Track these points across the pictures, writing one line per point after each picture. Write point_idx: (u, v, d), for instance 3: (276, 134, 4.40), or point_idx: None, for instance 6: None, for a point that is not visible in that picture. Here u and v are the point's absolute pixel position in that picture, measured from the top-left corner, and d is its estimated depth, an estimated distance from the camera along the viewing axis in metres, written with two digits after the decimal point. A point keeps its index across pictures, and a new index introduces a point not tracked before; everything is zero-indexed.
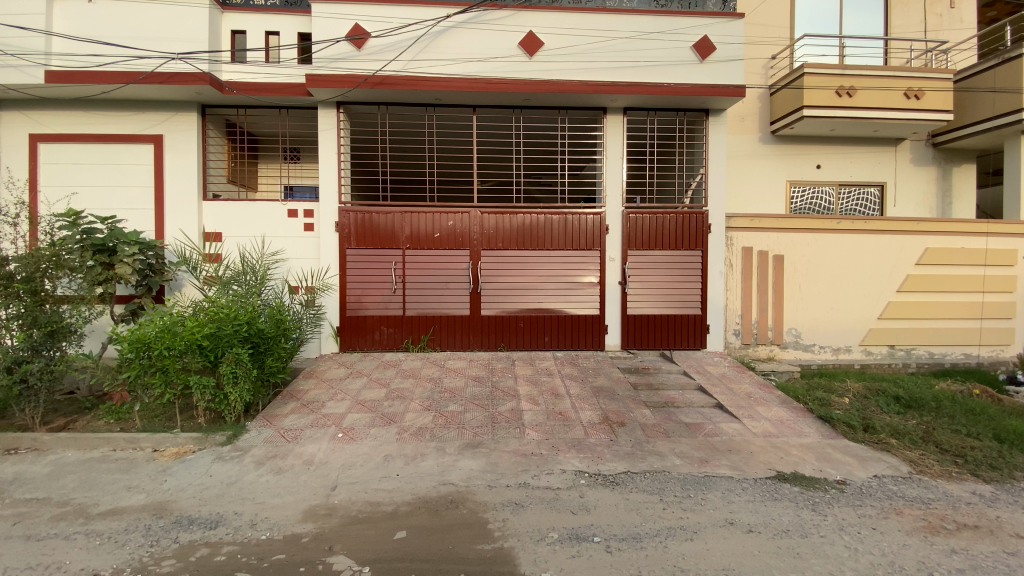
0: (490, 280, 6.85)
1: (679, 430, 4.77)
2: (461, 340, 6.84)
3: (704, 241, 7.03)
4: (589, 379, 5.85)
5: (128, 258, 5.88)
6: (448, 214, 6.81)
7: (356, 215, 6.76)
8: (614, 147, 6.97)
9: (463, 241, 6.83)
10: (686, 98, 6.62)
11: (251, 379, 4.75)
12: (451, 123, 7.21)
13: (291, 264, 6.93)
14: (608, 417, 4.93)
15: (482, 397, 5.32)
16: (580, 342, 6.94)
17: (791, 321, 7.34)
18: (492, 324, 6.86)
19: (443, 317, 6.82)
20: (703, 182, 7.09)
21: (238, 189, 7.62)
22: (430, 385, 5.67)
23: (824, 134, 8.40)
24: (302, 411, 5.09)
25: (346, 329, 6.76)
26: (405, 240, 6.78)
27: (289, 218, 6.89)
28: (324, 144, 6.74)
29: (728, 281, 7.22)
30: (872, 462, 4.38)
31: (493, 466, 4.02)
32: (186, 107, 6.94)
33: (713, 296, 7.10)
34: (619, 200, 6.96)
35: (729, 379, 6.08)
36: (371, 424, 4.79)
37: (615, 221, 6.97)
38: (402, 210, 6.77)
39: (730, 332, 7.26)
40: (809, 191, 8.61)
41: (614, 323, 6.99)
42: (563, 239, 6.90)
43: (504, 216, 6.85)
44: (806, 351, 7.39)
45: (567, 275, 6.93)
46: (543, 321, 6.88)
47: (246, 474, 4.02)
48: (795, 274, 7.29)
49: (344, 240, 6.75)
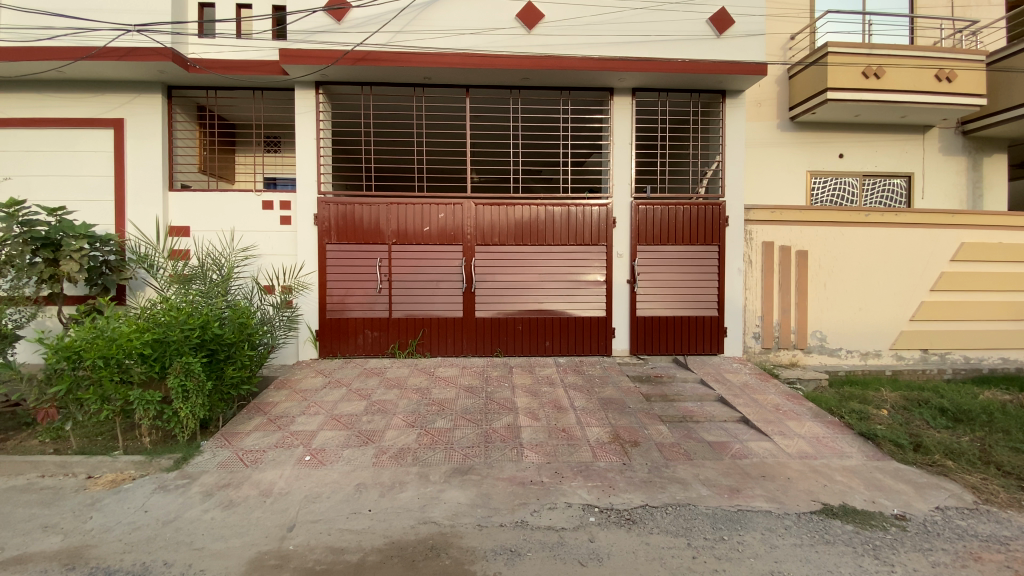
0: (485, 279, 6.20)
1: (702, 451, 4.11)
2: (453, 345, 6.20)
3: (721, 235, 6.38)
4: (595, 389, 5.19)
5: (75, 254, 5.23)
6: (439, 205, 6.16)
7: (336, 207, 6.11)
8: (622, 131, 6.29)
9: (456, 235, 6.18)
10: (702, 75, 5.96)
11: (205, 393, 4.11)
12: (443, 106, 6.54)
13: (265, 260, 6.26)
14: (619, 435, 4.28)
15: (474, 411, 4.67)
16: (584, 346, 6.29)
17: (816, 323, 6.70)
18: (488, 327, 6.21)
19: (434, 319, 6.17)
20: (719, 169, 6.45)
21: (209, 179, 6.93)
22: (417, 396, 5.01)
23: (848, 120, 7.75)
24: (267, 428, 4.43)
25: (326, 332, 6.11)
26: (391, 235, 6.13)
27: (264, 210, 6.25)
28: (300, 128, 6.08)
29: (747, 279, 6.57)
30: (930, 490, 3.72)
31: (485, 498, 3.36)
32: (150, 88, 6.29)
33: (731, 295, 6.45)
34: (628, 190, 6.29)
35: (753, 390, 5.41)
36: (345, 445, 4.14)
37: (623, 214, 6.31)
38: (388, 201, 6.12)
39: (749, 336, 6.60)
40: (831, 182, 7.94)
41: (622, 325, 6.34)
42: (566, 234, 6.24)
43: (501, 208, 6.20)
44: (832, 356, 6.74)
45: (571, 273, 6.27)
46: (544, 323, 6.23)
47: (190, 509, 3.36)
48: (820, 271, 6.66)
49: (323, 234, 6.10)
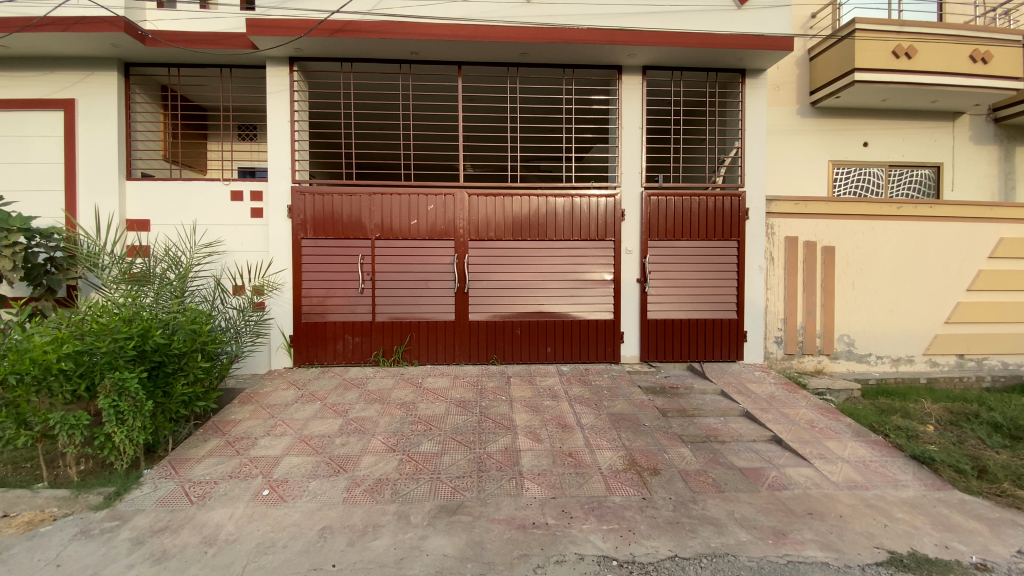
0: (480, 278, 5.56)
1: (734, 481, 3.49)
2: (444, 352, 5.56)
3: (741, 228, 5.74)
4: (604, 403, 4.56)
5: (7, 248, 4.57)
6: (428, 196, 5.51)
7: (312, 198, 5.47)
8: (632, 113, 5.65)
9: (446, 230, 5.54)
10: (722, 51, 5.33)
11: (144, 414, 3.48)
12: (432, 86, 5.89)
13: (233, 256, 5.59)
14: (636, 461, 3.66)
15: (466, 431, 4.03)
16: (590, 353, 5.65)
17: (843, 327, 6.09)
18: (483, 332, 5.57)
19: (422, 323, 5.53)
20: (739, 156, 5.81)
21: (172, 167, 6.23)
22: (400, 413, 4.36)
23: (873, 105, 7.15)
24: (223, 453, 3.79)
25: (301, 339, 5.45)
26: (374, 229, 5.49)
27: (232, 201, 5.59)
28: (273, 110, 5.45)
29: (769, 279, 5.94)
30: (1009, 529, 3.11)
31: (476, 549, 2.72)
32: (105, 65, 5.61)
33: (753, 296, 5.81)
34: (638, 179, 5.66)
35: (782, 403, 4.79)
36: (312, 474, 3.49)
37: (632, 205, 5.66)
38: (370, 192, 5.48)
39: (771, 341, 5.98)
40: (854, 173, 7.33)
41: (631, 330, 5.70)
42: (569, 227, 5.59)
43: (497, 199, 5.56)
44: (861, 363, 6.14)
45: (575, 271, 5.62)
46: (545, 327, 5.60)
47: (112, 562, 2.71)
48: (848, 270, 6.05)
49: (298, 228, 5.45)
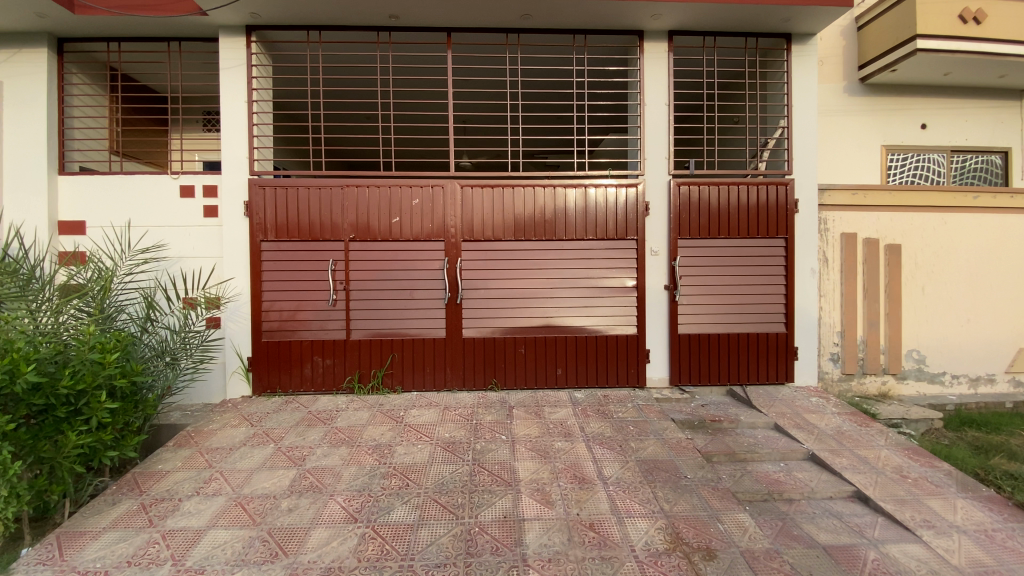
0: (476, 287, 4.62)
1: (820, 568, 2.51)
2: (432, 376, 4.63)
3: (789, 224, 4.76)
4: (631, 445, 3.60)
5: None
6: (412, 188, 4.59)
7: (274, 192, 4.57)
8: (656, 86, 4.70)
9: (434, 228, 4.60)
10: (767, 10, 4.35)
11: (11, 478, 2.60)
12: (418, 61, 4.96)
13: (178, 263, 4.69)
14: (681, 535, 2.68)
15: (453, 489, 3.08)
16: (608, 376, 4.69)
17: (912, 341, 5.09)
18: (481, 352, 4.63)
19: (406, 341, 4.60)
20: (785, 137, 4.84)
21: (115, 159, 5.19)
22: (371, 461, 3.42)
23: (932, 81, 6.14)
24: (131, 525, 2.87)
25: (261, 361, 4.54)
26: (347, 229, 4.56)
27: (181, 198, 4.70)
28: (227, 86, 4.58)
29: (823, 284, 4.95)
30: None
31: None
32: (32, 39, 4.72)
33: (804, 305, 4.82)
34: (664, 166, 4.70)
35: (855, 442, 3.80)
36: (239, 560, 2.55)
37: (658, 197, 4.70)
38: (343, 184, 4.57)
39: (826, 359, 4.98)
40: (912, 159, 6.31)
41: (658, 347, 4.72)
42: (581, 224, 4.63)
43: (496, 190, 4.62)
44: (933, 384, 5.13)
45: (590, 277, 4.65)
46: (553, 345, 4.65)
47: None
48: (917, 272, 5.05)
49: (256, 229, 4.55)
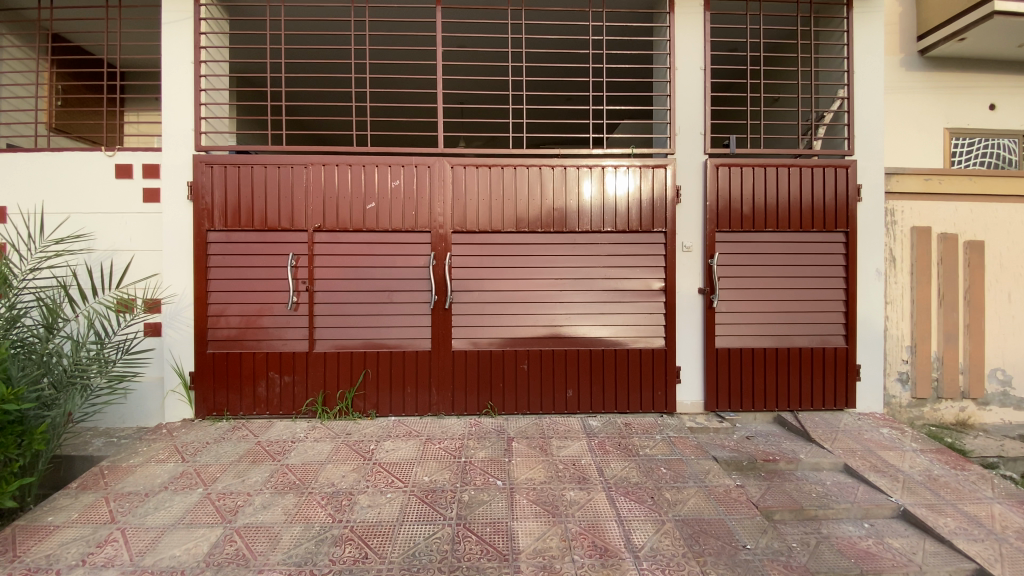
0: (469, 290, 3.79)
1: None
2: (413, 397, 3.80)
3: (852, 214, 3.90)
4: (667, 497, 2.73)
5: None
6: (392, 167, 3.78)
7: (224, 171, 3.76)
8: (689, 45, 3.87)
9: (418, 216, 3.77)
10: None
11: None
12: (402, 18, 4.14)
13: (110, 257, 3.86)
14: None
15: (427, 565, 2.21)
16: (629, 400, 3.84)
17: (995, 358, 4.20)
18: (474, 369, 3.80)
19: (383, 354, 3.77)
20: (845, 109, 3.99)
21: (43, 132, 4.21)
22: (322, 518, 2.57)
23: (1005, 53, 5.25)
24: None
25: (207, 377, 3.73)
26: (312, 217, 3.75)
27: (117, 179, 3.87)
28: (171, 44, 3.80)
29: (890, 288, 4.08)
30: None
31: None
32: None
33: (869, 314, 3.96)
34: (698, 142, 3.86)
35: (956, 493, 2.92)
36: None
37: (691, 181, 3.86)
38: (308, 162, 3.76)
39: (894, 380, 4.10)
40: (979, 144, 5.42)
41: (690, 364, 3.87)
42: (597, 212, 3.79)
43: (493, 171, 3.79)
44: (1021, 410, 4.25)
45: (608, 279, 3.81)
46: (562, 361, 3.81)
47: None
48: (1002, 274, 4.18)
49: (202, 215, 3.74)
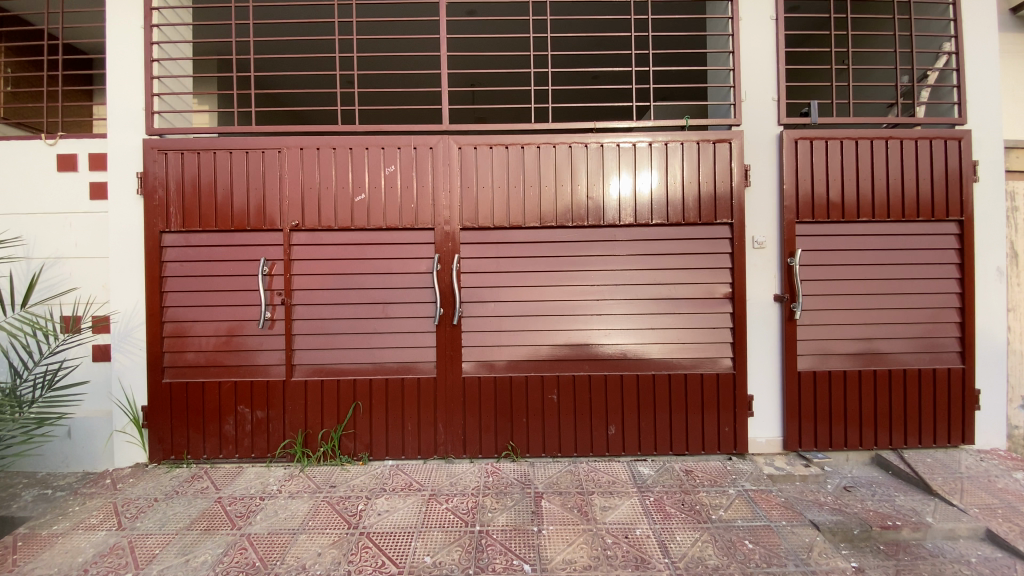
0: (482, 302, 3.04)
1: None
2: (416, 435, 3.06)
3: (968, 198, 3.06)
4: None
5: None
6: (385, 150, 3.05)
7: (181, 159, 3.07)
8: None
9: (418, 210, 3.03)
10: None
11: None
12: None
13: (51, 267, 3.19)
14: None
15: None
16: (685, 436, 3.05)
17: None
18: (490, 400, 3.04)
19: (377, 383, 3.04)
20: (955, 65, 3.15)
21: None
22: None
23: None
24: None
25: (164, 412, 3.04)
26: (289, 213, 3.03)
27: (58, 172, 3.19)
28: (116, 6, 3.11)
29: (1014, 292, 3.23)
30: None
31: None
32: None
33: (990, 325, 3.12)
34: (769, 111, 3.06)
35: None
36: None
37: (761, 160, 3.06)
38: (282, 146, 3.04)
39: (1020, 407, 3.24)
40: None
41: (763, 390, 3.08)
42: (643, 202, 3.01)
43: (510, 152, 3.04)
44: None
45: (657, 285, 3.02)
46: (600, 389, 3.04)
47: None
48: None
49: (155, 214, 3.04)
